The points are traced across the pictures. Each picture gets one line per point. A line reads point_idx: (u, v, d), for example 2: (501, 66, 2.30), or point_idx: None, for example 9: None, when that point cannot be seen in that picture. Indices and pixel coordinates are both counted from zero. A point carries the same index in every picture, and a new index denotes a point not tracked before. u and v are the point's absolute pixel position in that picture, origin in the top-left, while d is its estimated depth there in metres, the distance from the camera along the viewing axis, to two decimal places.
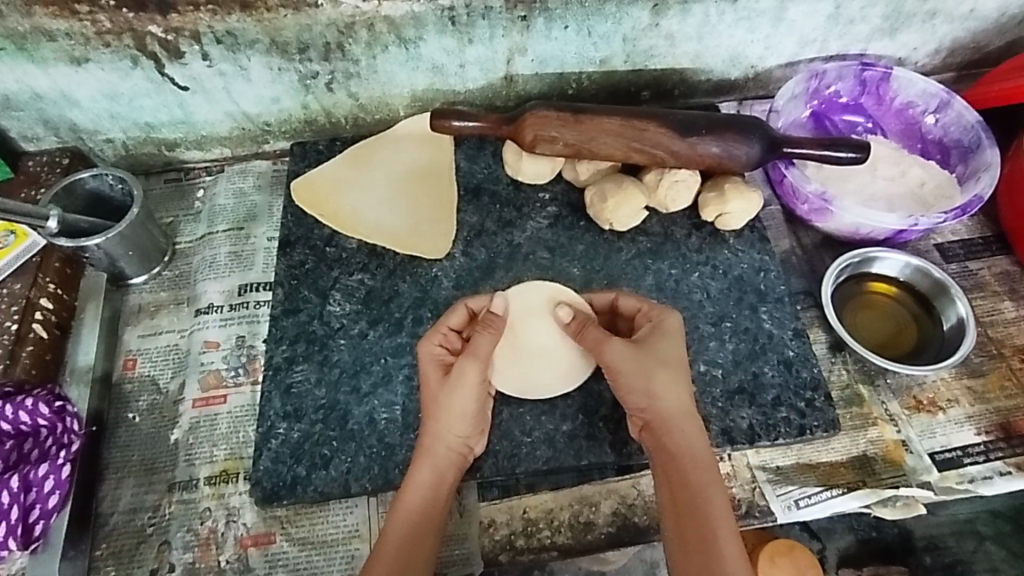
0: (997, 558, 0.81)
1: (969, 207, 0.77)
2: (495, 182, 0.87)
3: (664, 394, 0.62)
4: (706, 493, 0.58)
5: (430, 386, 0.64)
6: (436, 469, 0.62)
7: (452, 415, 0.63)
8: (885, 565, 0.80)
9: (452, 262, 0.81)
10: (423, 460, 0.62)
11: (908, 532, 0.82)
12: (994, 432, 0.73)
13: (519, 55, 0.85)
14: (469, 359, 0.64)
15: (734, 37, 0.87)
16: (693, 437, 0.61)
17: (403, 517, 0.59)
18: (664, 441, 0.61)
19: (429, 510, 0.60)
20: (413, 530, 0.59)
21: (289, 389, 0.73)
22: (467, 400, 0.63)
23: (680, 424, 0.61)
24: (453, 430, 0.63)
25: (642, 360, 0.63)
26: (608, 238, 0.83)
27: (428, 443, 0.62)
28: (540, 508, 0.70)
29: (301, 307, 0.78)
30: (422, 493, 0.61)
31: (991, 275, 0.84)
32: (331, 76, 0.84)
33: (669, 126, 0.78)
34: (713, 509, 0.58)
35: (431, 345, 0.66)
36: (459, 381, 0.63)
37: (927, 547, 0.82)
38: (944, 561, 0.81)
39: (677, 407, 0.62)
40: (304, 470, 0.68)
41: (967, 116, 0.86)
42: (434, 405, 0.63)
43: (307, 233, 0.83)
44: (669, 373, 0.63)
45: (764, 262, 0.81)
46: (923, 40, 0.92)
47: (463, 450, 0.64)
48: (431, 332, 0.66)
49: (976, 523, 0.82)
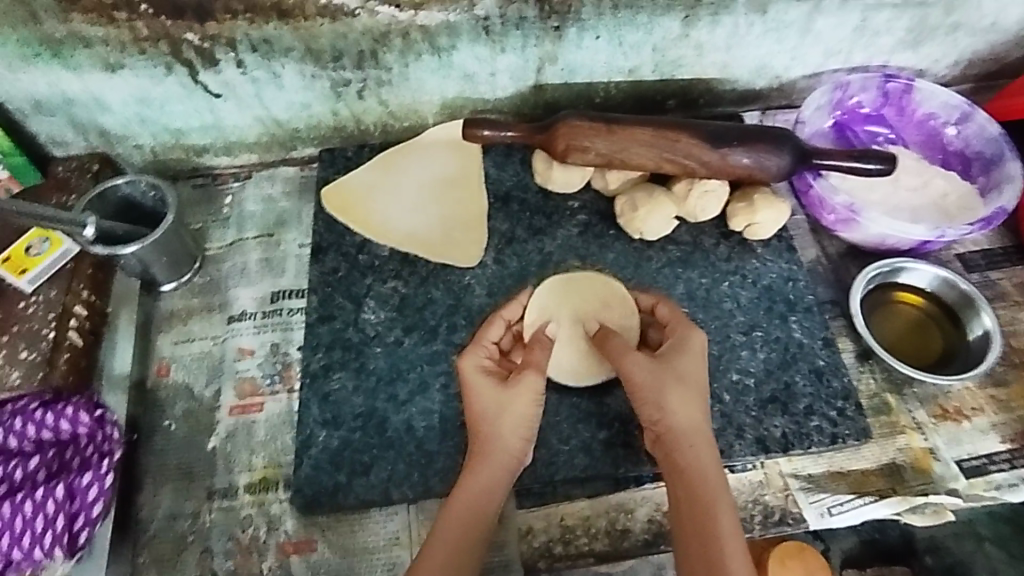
0: (998, 560, 0.87)
1: (993, 219, 0.79)
2: (524, 191, 0.88)
3: (676, 410, 0.64)
4: (717, 509, 0.60)
5: (484, 395, 0.65)
6: (487, 476, 0.62)
7: (510, 422, 0.64)
8: (888, 565, 0.89)
9: (485, 270, 0.82)
10: (478, 462, 0.63)
11: (910, 534, 0.90)
12: (1018, 440, 0.75)
13: (549, 63, 0.86)
14: (526, 370, 0.66)
15: (761, 48, 0.88)
16: (703, 455, 0.62)
17: (451, 524, 0.60)
18: (676, 455, 0.63)
19: (482, 513, 0.61)
20: (459, 536, 0.60)
21: (327, 397, 0.73)
22: (523, 406, 0.64)
23: (690, 442, 0.63)
24: (511, 437, 0.64)
25: (659, 373, 0.65)
26: (638, 247, 0.84)
27: (483, 450, 0.63)
28: (577, 515, 0.70)
29: (336, 315, 0.79)
30: (478, 496, 0.62)
31: (1011, 285, 0.85)
32: (363, 83, 0.84)
33: (701, 136, 0.79)
34: (721, 528, 0.59)
35: (475, 360, 0.67)
36: (519, 391, 0.65)
37: (929, 548, 0.90)
38: (944, 561, 0.89)
39: (688, 424, 0.64)
40: (345, 478, 0.69)
41: (989, 128, 0.88)
42: (487, 414, 0.64)
43: (338, 240, 0.84)
44: (686, 393, 0.64)
45: (793, 272, 0.82)
46: (945, 52, 0.93)
47: (518, 456, 0.64)
48: (473, 347, 0.69)
49: (976, 524, 0.88)
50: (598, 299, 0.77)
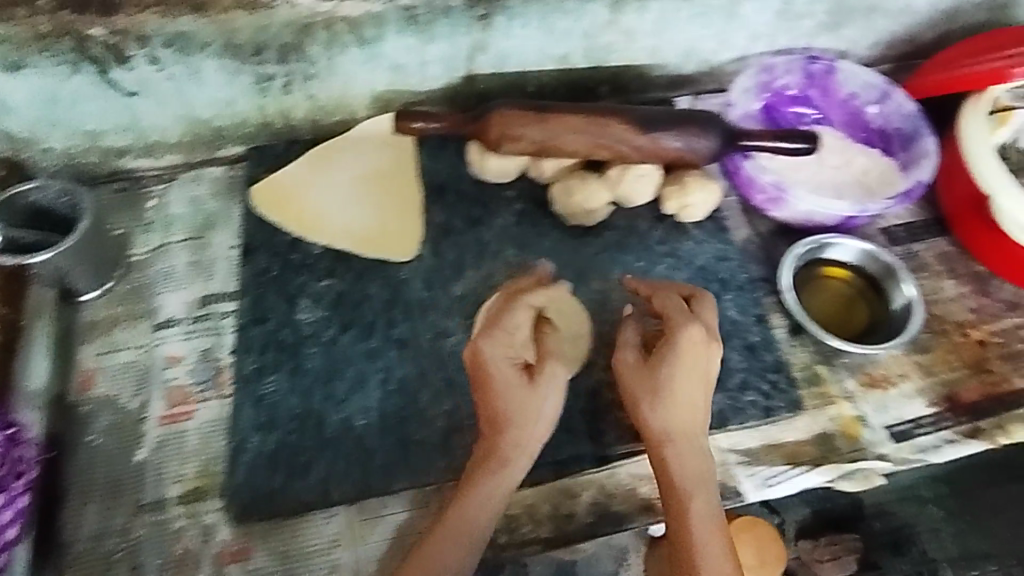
0: (938, 518, 0.88)
1: (913, 193, 0.83)
2: (459, 181, 0.87)
3: (658, 416, 0.64)
4: (694, 514, 0.62)
5: (506, 390, 0.65)
6: (499, 474, 0.64)
7: (530, 420, 0.65)
8: (838, 533, 0.87)
9: (422, 263, 0.81)
10: (492, 463, 0.64)
11: (859, 501, 0.89)
12: (941, 404, 0.78)
13: (480, 53, 0.85)
14: (552, 363, 0.66)
15: (689, 33, 0.89)
16: (688, 460, 0.64)
17: (456, 518, 0.63)
18: (668, 461, 0.64)
19: (482, 513, 0.63)
20: (456, 531, 0.62)
21: (261, 400, 0.71)
22: (550, 403, 0.66)
23: (676, 446, 0.64)
24: (531, 436, 0.65)
25: (642, 376, 0.66)
26: (575, 234, 0.84)
27: (499, 448, 0.65)
28: (522, 502, 0.71)
29: (269, 315, 0.76)
30: (484, 501, 0.64)
31: (932, 256, 0.89)
32: (288, 77, 0.81)
33: (632, 122, 0.79)
34: (699, 533, 0.61)
35: (498, 350, 0.66)
36: (546, 387, 0.66)
37: (877, 514, 0.89)
38: (891, 525, 0.88)
39: (674, 428, 0.64)
40: (281, 482, 0.67)
41: (906, 105, 0.91)
42: (503, 413, 0.65)
43: (270, 239, 0.82)
44: (687, 397, 0.65)
45: (725, 251, 0.85)
46: (864, 33, 0.96)
47: (531, 453, 0.66)
48: (492, 336, 0.66)
49: (919, 488, 0.90)
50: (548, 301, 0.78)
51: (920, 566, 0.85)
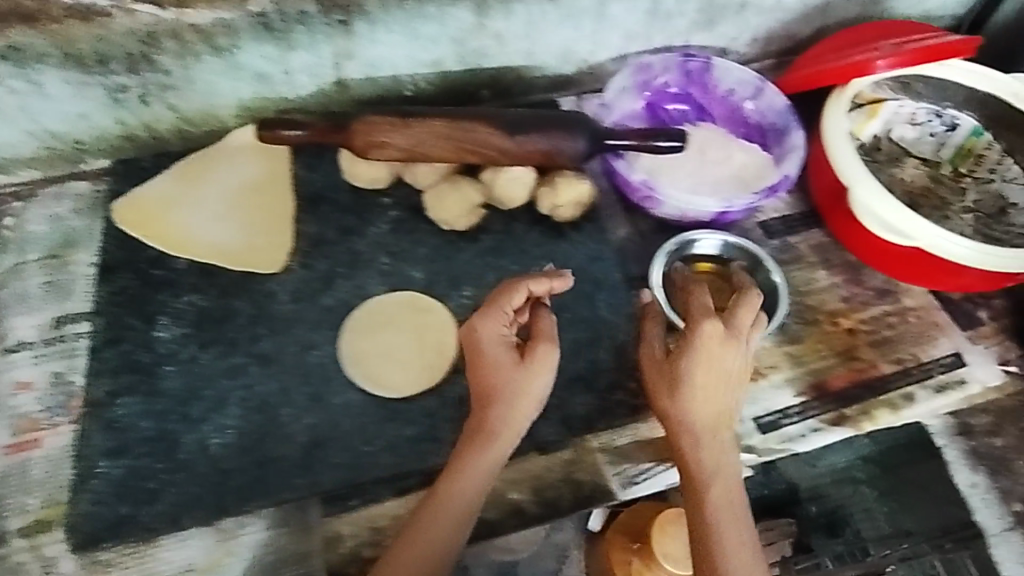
0: (871, 499, 0.91)
1: (777, 186, 0.86)
2: (334, 191, 0.85)
3: (687, 411, 0.66)
4: (715, 504, 0.64)
5: (501, 369, 0.66)
6: (487, 453, 0.65)
7: (520, 401, 0.66)
8: (773, 518, 0.92)
9: (291, 275, 0.79)
10: (481, 442, 0.65)
11: (795, 486, 0.93)
12: (808, 393, 0.80)
13: (346, 59, 0.83)
14: (540, 344, 0.67)
15: (561, 34, 0.89)
16: (708, 452, 0.66)
17: (445, 497, 0.64)
18: (687, 452, 0.66)
19: (469, 492, 0.64)
20: (450, 512, 0.64)
21: (112, 424, 0.69)
22: (536, 384, 0.66)
23: (698, 439, 0.66)
24: (520, 415, 0.66)
25: (670, 371, 0.67)
26: (451, 239, 0.83)
27: (487, 428, 0.66)
28: (388, 515, 0.69)
29: (125, 336, 0.74)
30: (476, 478, 0.65)
31: (807, 248, 0.91)
32: (143, 88, 0.79)
33: (497, 125, 0.79)
34: (721, 522, 0.64)
35: (494, 328, 0.68)
36: (534, 368, 0.66)
37: (812, 497, 0.93)
38: (827, 507, 0.92)
39: (697, 423, 0.66)
40: (128, 509, 0.65)
41: (778, 100, 0.92)
42: (497, 392, 0.66)
43: (131, 256, 0.79)
44: (704, 387, 0.66)
45: (600, 251, 0.85)
46: (740, 31, 0.97)
47: (516, 432, 0.66)
48: (491, 313, 0.68)
49: (852, 470, 0.92)
50: (417, 309, 0.78)
51: (855, 547, 0.89)
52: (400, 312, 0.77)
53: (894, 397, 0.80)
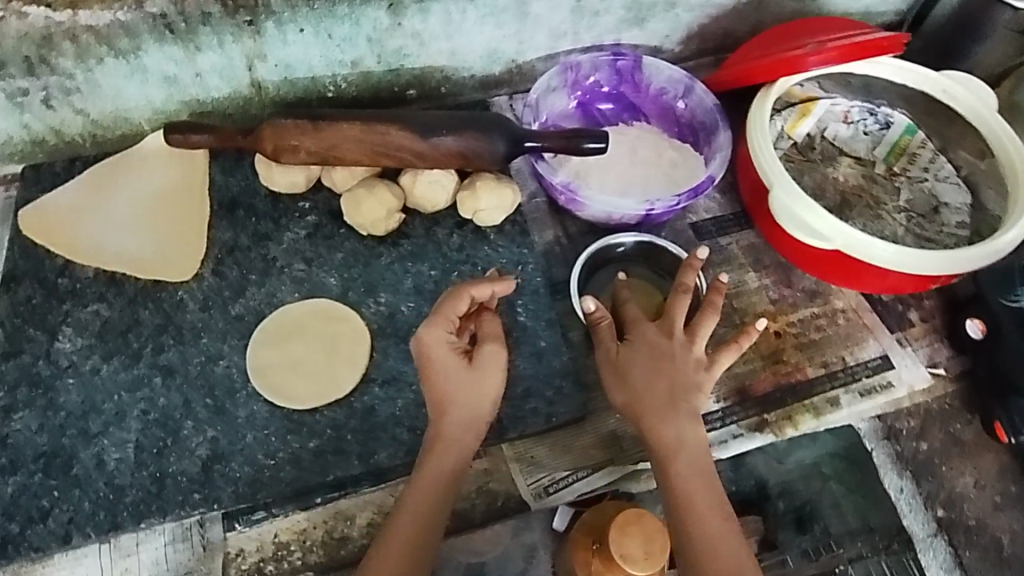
0: (838, 494, 0.83)
1: (701, 188, 0.82)
2: (252, 196, 0.83)
3: (660, 393, 0.68)
4: (695, 481, 0.66)
5: (452, 374, 0.66)
6: (449, 456, 0.65)
7: (477, 402, 0.66)
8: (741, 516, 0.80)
9: (201, 283, 0.77)
10: (443, 445, 0.65)
11: (763, 482, 0.83)
12: (731, 398, 0.78)
13: (259, 61, 0.81)
14: (488, 346, 0.67)
15: (484, 33, 0.87)
16: (684, 433, 0.67)
17: (412, 506, 0.63)
18: (662, 436, 0.67)
19: (438, 497, 0.64)
20: (419, 521, 0.63)
21: (5, 441, 0.67)
22: (490, 384, 0.66)
23: (673, 420, 0.67)
24: (479, 415, 0.66)
25: (640, 357, 0.69)
26: (369, 244, 0.81)
27: (447, 432, 0.65)
28: (294, 530, 0.69)
29: (24, 348, 0.72)
30: (439, 480, 0.64)
31: (738, 249, 0.89)
32: (45, 92, 0.77)
33: (411, 128, 0.77)
34: (702, 497, 0.65)
35: (439, 332, 0.66)
36: (484, 370, 0.67)
37: (781, 493, 0.83)
38: (795, 503, 0.83)
39: (669, 404, 0.68)
40: (18, 527, 0.64)
41: (707, 99, 0.91)
42: (452, 396, 0.65)
43: (35, 266, 0.77)
44: (649, 373, 0.68)
45: (523, 256, 0.83)
46: (672, 28, 0.95)
47: (477, 432, 0.66)
48: (435, 320, 0.66)
49: (820, 464, 0.84)
50: (328, 318, 0.76)
51: (823, 543, 0.81)
52: (310, 322, 0.75)
53: (819, 401, 0.79)
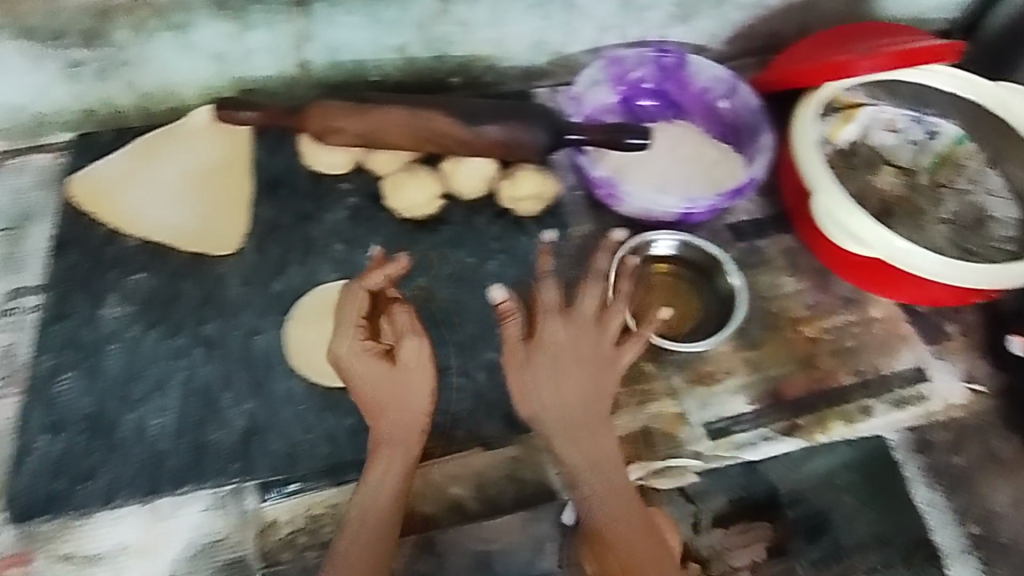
0: (851, 507, 0.78)
1: (742, 189, 0.82)
2: (294, 175, 0.84)
3: (575, 403, 0.67)
4: (625, 492, 0.65)
5: (377, 380, 0.65)
6: (392, 457, 0.64)
7: (408, 401, 0.65)
8: (752, 521, 0.76)
9: (243, 258, 0.78)
10: (384, 449, 0.64)
11: (775, 488, 0.78)
12: (762, 400, 0.79)
13: (307, 41, 0.82)
14: (406, 343, 0.66)
15: (530, 24, 0.87)
16: (604, 443, 0.67)
17: (359, 514, 0.62)
18: (589, 446, 0.66)
19: (386, 503, 0.63)
20: (371, 530, 0.61)
21: (54, 401, 0.70)
22: (420, 381, 0.65)
23: (598, 431, 0.67)
24: (411, 412, 0.65)
25: (558, 364, 0.67)
26: (408, 229, 0.82)
27: (385, 436, 0.64)
28: (325, 504, 0.68)
29: (72, 313, 0.74)
30: (386, 484, 0.63)
31: (774, 251, 0.88)
32: (100, 63, 0.78)
33: (455, 115, 0.78)
34: (628, 510, 0.65)
35: (353, 342, 0.66)
36: (410, 369, 0.65)
37: (792, 502, 0.77)
38: (808, 514, 0.77)
39: (591, 414, 0.67)
40: (65, 485, 0.66)
41: (751, 100, 0.90)
42: (382, 400, 0.65)
43: (83, 234, 0.78)
44: (556, 387, 0.67)
45: (559, 248, 0.84)
46: (718, 27, 0.94)
47: (421, 426, 0.65)
48: (342, 330, 0.67)
49: (834, 475, 0.79)
50: None
51: (833, 554, 0.75)
52: None
53: (851, 409, 0.79)
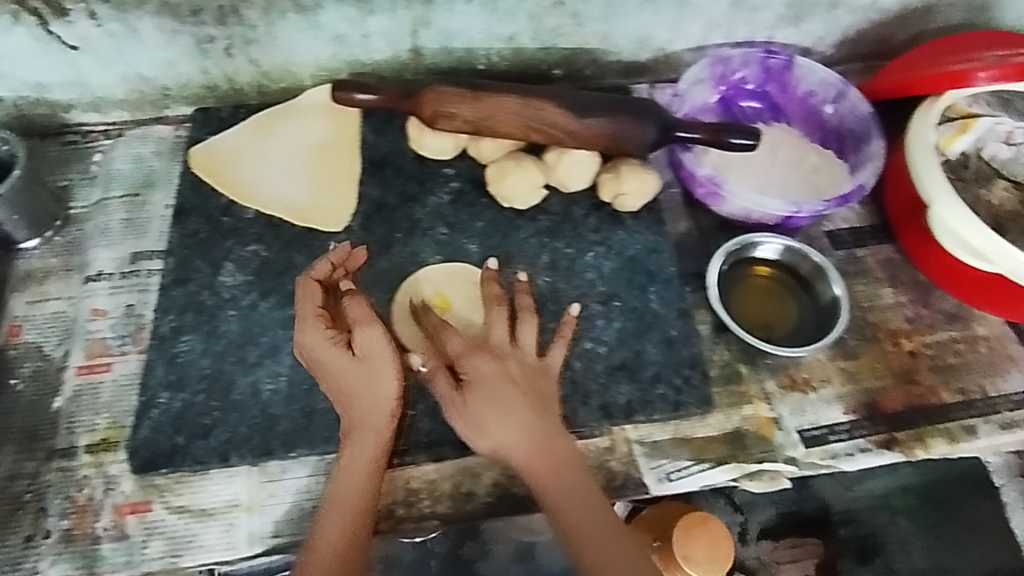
0: None
1: (850, 197, 0.81)
2: (399, 157, 0.86)
3: (504, 421, 0.65)
4: (586, 500, 0.65)
5: (338, 369, 0.67)
6: (359, 447, 0.66)
7: (371, 390, 0.66)
8: None
9: (351, 235, 0.81)
10: (354, 437, 0.66)
11: None
12: (859, 411, 0.77)
13: (423, 27, 0.84)
14: (364, 332, 0.67)
15: (640, 19, 0.87)
16: (557, 452, 0.66)
17: (337, 503, 0.65)
18: (540, 462, 0.65)
19: (359, 493, 0.65)
20: (348, 520, 0.64)
21: (174, 359, 0.73)
22: (383, 368, 0.67)
23: (549, 442, 0.66)
24: (376, 400, 0.66)
25: (473, 386, 0.66)
26: (508, 216, 0.83)
27: (355, 424, 0.66)
28: (423, 479, 0.72)
29: (192, 277, 0.77)
30: (354, 473, 0.65)
31: (874, 261, 0.87)
32: (228, 41, 0.82)
33: (566, 106, 0.79)
34: (592, 516, 0.64)
35: (316, 333, 0.67)
36: (371, 355, 0.67)
37: None
38: None
39: (530, 430, 0.66)
40: (183, 441, 0.70)
41: (861, 106, 0.88)
42: (348, 388, 0.67)
43: (203, 202, 0.82)
44: (499, 411, 0.65)
45: (657, 244, 0.83)
46: (828, 30, 0.93)
47: (388, 415, 0.67)
48: (307, 322, 0.68)
49: None
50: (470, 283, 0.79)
51: None
52: (453, 285, 0.78)
53: (953, 427, 0.77)
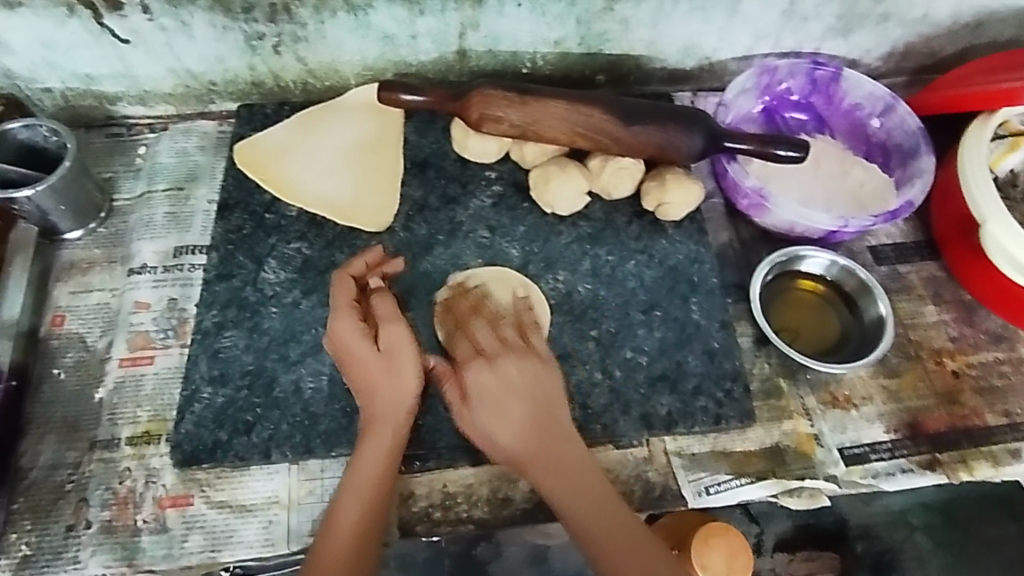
0: (924, 549, 0.79)
1: (898, 212, 0.80)
2: (441, 158, 0.86)
3: (515, 421, 0.65)
4: (605, 502, 0.64)
5: (364, 361, 0.66)
6: (379, 440, 0.65)
7: (394, 383, 0.66)
8: (817, 550, 0.79)
9: (393, 236, 0.81)
10: (372, 430, 0.65)
11: (845, 520, 0.79)
12: (902, 430, 0.76)
13: (471, 29, 0.83)
14: (392, 328, 0.67)
15: (688, 26, 0.87)
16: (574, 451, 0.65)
17: (351, 494, 0.64)
18: (556, 462, 0.65)
19: (376, 485, 0.64)
20: (361, 512, 0.63)
21: (217, 354, 0.73)
22: (405, 363, 0.66)
23: (563, 442, 0.65)
24: (398, 395, 0.66)
25: (492, 386, 0.66)
26: (550, 221, 0.83)
27: (375, 417, 0.66)
28: (459, 482, 0.72)
29: (235, 273, 0.78)
30: (372, 465, 0.64)
31: (918, 279, 0.86)
32: (277, 38, 0.82)
33: (614, 113, 0.78)
34: (611, 517, 0.63)
35: (347, 323, 0.67)
36: (396, 349, 0.66)
37: (861, 535, 0.79)
38: (875, 548, 0.78)
39: (542, 430, 0.65)
40: (225, 436, 0.70)
41: (910, 121, 0.87)
42: (371, 381, 0.66)
43: (246, 197, 0.82)
44: (508, 410, 0.65)
45: (700, 254, 0.82)
46: (877, 42, 0.92)
47: (409, 410, 0.66)
48: (337, 313, 0.68)
49: (908, 513, 0.79)
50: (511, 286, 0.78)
51: None
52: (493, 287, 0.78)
53: (996, 450, 0.76)
